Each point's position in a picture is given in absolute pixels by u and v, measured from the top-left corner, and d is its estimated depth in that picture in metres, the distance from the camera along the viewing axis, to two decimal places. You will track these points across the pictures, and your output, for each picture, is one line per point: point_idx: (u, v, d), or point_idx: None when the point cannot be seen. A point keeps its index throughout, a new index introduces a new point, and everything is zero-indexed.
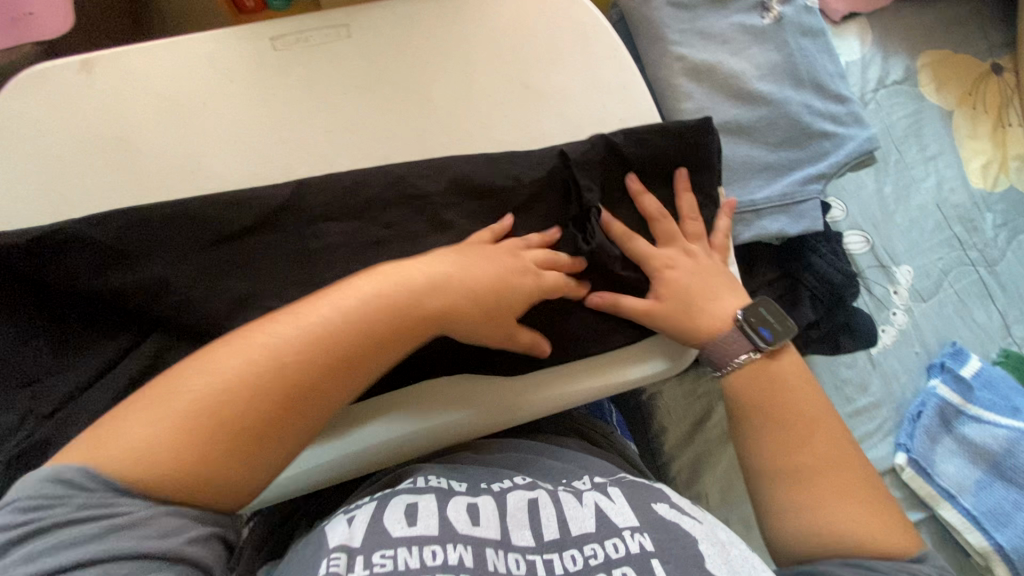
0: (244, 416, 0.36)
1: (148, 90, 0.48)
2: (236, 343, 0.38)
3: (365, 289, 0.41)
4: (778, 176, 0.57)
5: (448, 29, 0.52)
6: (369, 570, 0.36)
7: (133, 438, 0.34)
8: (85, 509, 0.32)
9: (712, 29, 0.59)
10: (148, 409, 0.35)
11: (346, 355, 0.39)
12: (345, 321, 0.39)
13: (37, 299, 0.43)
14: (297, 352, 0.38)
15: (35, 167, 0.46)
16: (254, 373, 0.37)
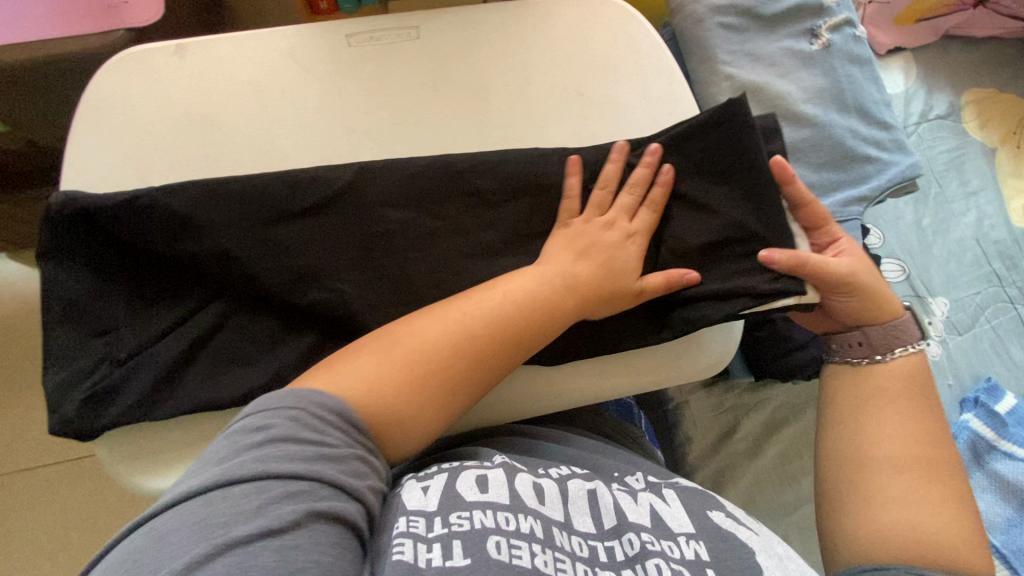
0: (441, 379, 0.43)
1: (231, 75, 0.52)
2: (478, 301, 0.46)
3: (552, 277, 0.47)
4: (820, 197, 0.59)
5: (511, 36, 0.56)
6: (446, 530, 0.39)
7: (356, 368, 0.42)
8: (257, 438, 0.36)
9: (761, 51, 0.62)
10: (408, 348, 0.43)
11: (529, 323, 0.46)
12: (540, 299, 0.46)
13: (117, 259, 0.46)
14: (491, 327, 0.45)
15: (124, 137, 0.50)
16: (500, 330, 0.45)
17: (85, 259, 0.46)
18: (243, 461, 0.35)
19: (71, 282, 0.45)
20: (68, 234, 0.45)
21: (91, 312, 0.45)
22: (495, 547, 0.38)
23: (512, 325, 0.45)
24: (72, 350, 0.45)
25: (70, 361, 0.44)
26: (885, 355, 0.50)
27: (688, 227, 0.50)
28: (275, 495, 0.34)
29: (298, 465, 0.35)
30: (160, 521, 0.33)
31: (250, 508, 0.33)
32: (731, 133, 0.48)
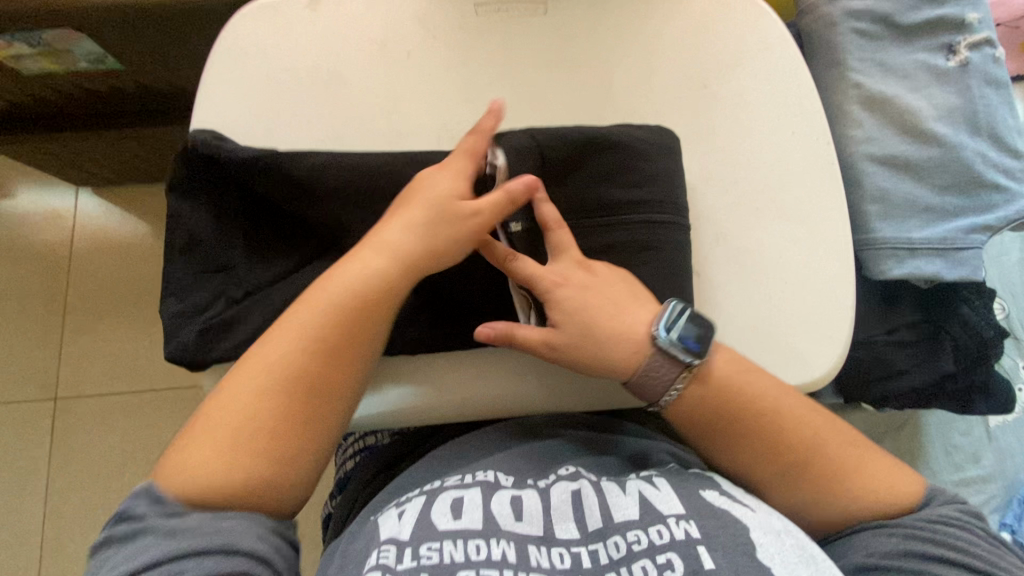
0: (268, 413, 0.42)
1: (360, 33, 0.52)
2: (281, 347, 0.43)
3: (366, 285, 0.44)
4: (940, 221, 0.56)
5: (638, 21, 0.54)
6: (415, 562, 0.39)
7: (207, 446, 0.40)
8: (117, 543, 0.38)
9: (893, 63, 0.59)
10: (251, 412, 0.41)
11: (314, 356, 0.43)
12: (327, 330, 0.44)
13: (239, 204, 0.47)
14: (313, 374, 0.43)
15: (252, 85, 0.51)
16: (303, 373, 0.43)
17: (212, 198, 0.47)
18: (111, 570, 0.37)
19: (195, 217, 0.46)
20: (199, 172, 0.47)
21: (210, 250, 0.46)
22: None
23: (308, 349, 0.43)
24: (188, 283, 0.46)
25: (185, 293, 0.46)
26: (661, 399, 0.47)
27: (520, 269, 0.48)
28: None
29: (158, 552, 0.37)
30: None
31: None
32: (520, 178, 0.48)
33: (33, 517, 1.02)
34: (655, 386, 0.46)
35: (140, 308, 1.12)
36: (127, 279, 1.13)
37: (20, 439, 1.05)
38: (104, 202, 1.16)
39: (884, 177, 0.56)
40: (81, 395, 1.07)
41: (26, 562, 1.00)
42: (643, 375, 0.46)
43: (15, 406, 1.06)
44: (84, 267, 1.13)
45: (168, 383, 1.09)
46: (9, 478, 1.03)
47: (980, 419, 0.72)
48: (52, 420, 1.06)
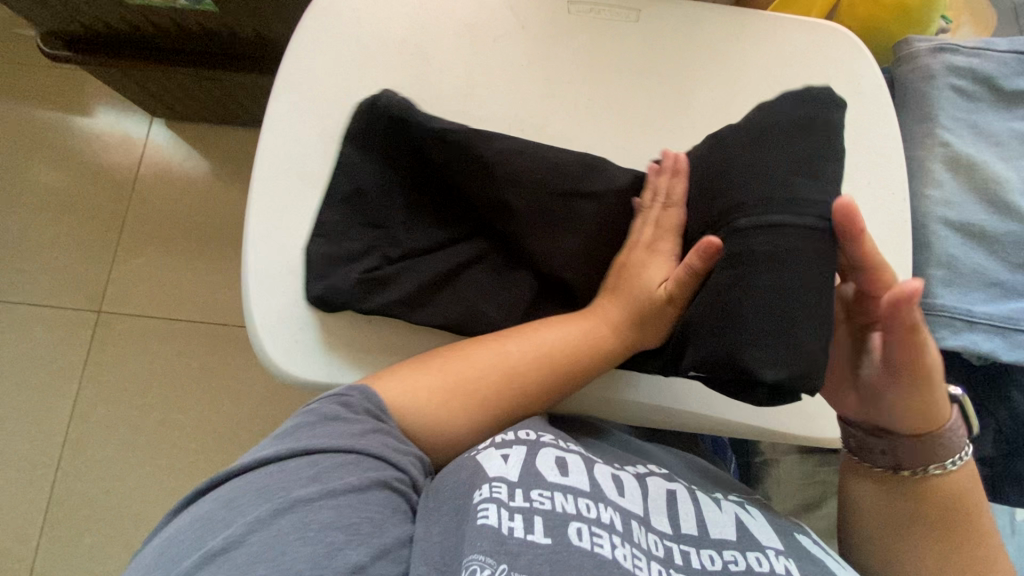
0: (470, 418, 0.46)
1: (452, 13, 0.53)
2: (523, 364, 0.47)
3: (587, 336, 0.48)
4: (1007, 299, 0.53)
5: (731, 44, 0.54)
6: (528, 504, 0.40)
7: (422, 423, 0.45)
8: (317, 420, 0.41)
9: (987, 127, 0.56)
10: (462, 409, 0.46)
11: (540, 380, 0.47)
12: (566, 364, 0.47)
13: (401, 176, 0.50)
14: (528, 395, 0.47)
15: (341, 45, 0.53)
16: (522, 393, 0.47)
17: (381, 157, 0.50)
18: (308, 436, 0.40)
19: (366, 178, 0.49)
20: (377, 132, 0.50)
21: (375, 208, 0.49)
22: (576, 533, 0.39)
23: (525, 375, 0.47)
24: (344, 232, 0.48)
25: (339, 241, 0.48)
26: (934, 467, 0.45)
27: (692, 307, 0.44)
28: (330, 467, 0.39)
29: (348, 443, 0.40)
30: (232, 490, 0.38)
31: (315, 476, 0.38)
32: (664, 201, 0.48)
33: (62, 416, 1.08)
34: (943, 449, 0.45)
35: (190, 241, 1.17)
36: (183, 211, 1.18)
37: (63, 342, 1.11)
38: (173, 135, 1.21)
39: (955, 243, 0.54)
40: (124, 312, 1.13)
41: (48, 458, 1.06)
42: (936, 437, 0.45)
43: (63, 311, 1.13)
44: (145, 193, 1.19)
45: (204, 316, 1.13)
46: (46, 376, 1.10)
47: (1007, 512, 0.69)
48: (93, 330, 1.12)
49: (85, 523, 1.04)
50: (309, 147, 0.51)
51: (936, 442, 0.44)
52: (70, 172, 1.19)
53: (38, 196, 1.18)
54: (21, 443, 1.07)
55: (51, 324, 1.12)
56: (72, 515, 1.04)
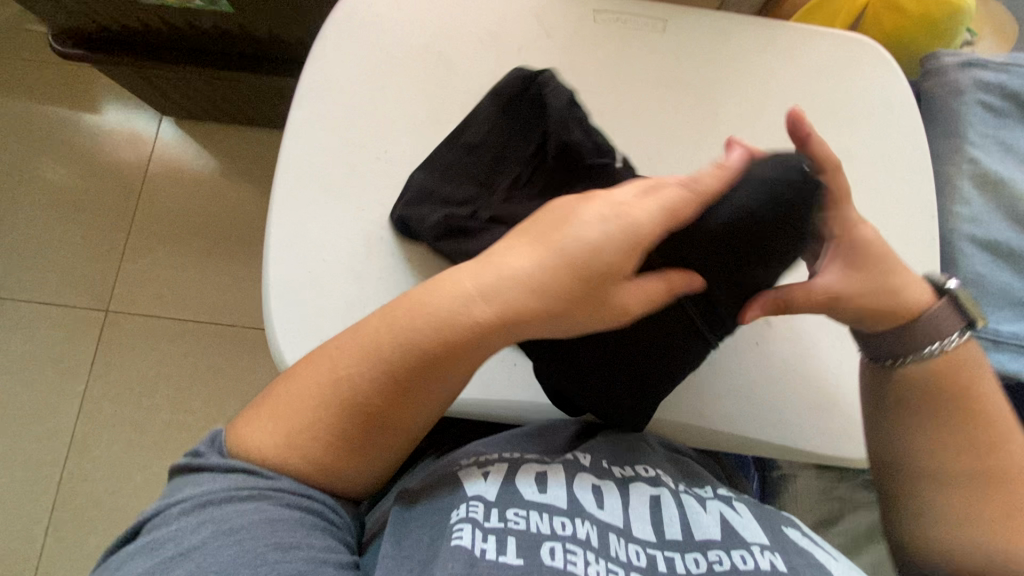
0: (353, 454, 0.41)
1: (477, 21, 0.53)
2: (373, 376, 0.40)
3: (416, 332, 0.39)
4: None
5: (759, 55, 0.53)
6: (502, 524, 0.40)
7: (305, 470, 0.40)
8: (194, 473, 0.39)
9: (1017, 144, 0.56)
10: (349, 446, 0.40)
11: (377, 397, 0.40)
12: (372, 368, 0.40)
13: (525, 145, 0.50)
14: (365, 413, 0.40)
15: (364, 52, 0.52)
16: (363, 415, 0.40)
17: (513, 120, 0.50)
18: (183, 495, 0.37)
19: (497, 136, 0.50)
20: (527, 100, 0.50)
21: (484, 167, 0.50)
22: (549, 552, 0.38)
23: (369, 399, 0.40)
24: (455, 172, 0.49)
25: (445, 180, 0.49)
26: (929, 347, 0.45)
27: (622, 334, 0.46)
28: (209, 510, 0.36)
29: (229, 481, 0.37)
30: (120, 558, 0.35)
31: (195, 525, 0.35)
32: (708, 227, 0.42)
33: (68, 416, 1.07)
34: (930, 334, 0.45)
35: (199, 241, 1.16)
36: (192, 210, 1.18)
37: (69, 341, 1.11)
38: (183, 134, 1.21)
39: (982, 262, 0.54)
40: (132, 311, 1.12)
41: (54, 457, 1.06)
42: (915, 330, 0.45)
43: (70, 309, 1.12)
44: (155, 192, 1.18)
45: (213, 317, 1.13)
46: (53, 375, 1.09)
47: None
48: (101, 329, 1.11)
49: (92, 523, 1.03)
50: (331, 155, 0.50)
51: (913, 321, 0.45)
52: (78, 169, 1.18)
53: (46, 193, 1.17)
54: (27, 442, 1.06)
55: (58, 323, 1.11)
56: (77, 516, 1.03)
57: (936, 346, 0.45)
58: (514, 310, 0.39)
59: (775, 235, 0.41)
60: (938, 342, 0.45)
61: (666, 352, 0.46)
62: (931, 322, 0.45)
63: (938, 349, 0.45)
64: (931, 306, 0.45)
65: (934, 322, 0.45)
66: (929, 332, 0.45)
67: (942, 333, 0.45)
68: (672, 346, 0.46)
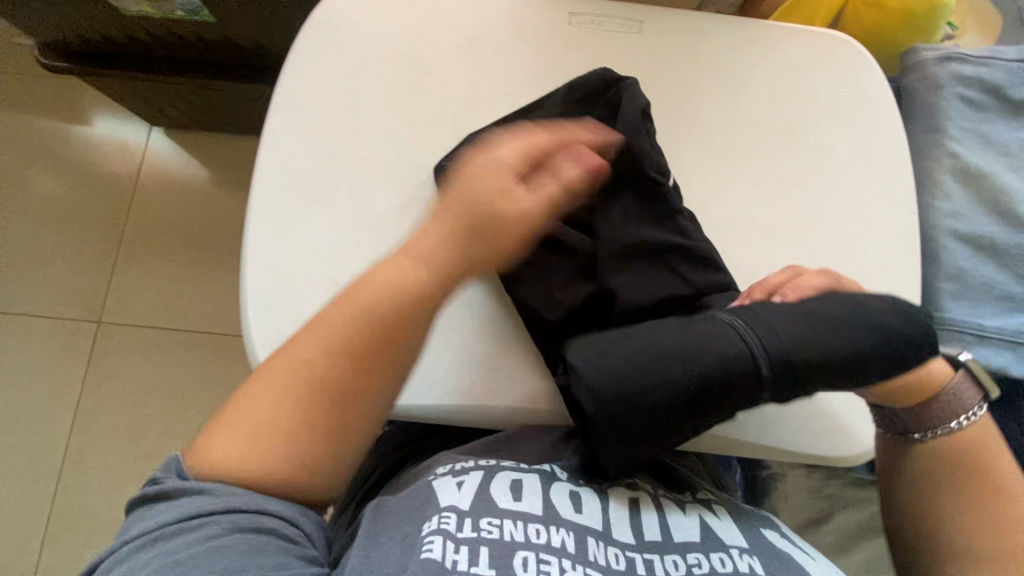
0: (299, 439, 0.37)
1: (453, 26, 0.53)
2: (329, 350, 0.39)
3: (368, 294, 0.40)
4: (1018, 312, 0.53)
5: (736, 54, 0.53)
6: (476, 534, 0.38)
7: (252, 458, 0.37)
8: (156, 497, 0.37)
9: (997, 137, 0.56)
10: (296, 429, 0.37)
11: (332, 370, 0.38)
12: (329, 342, 0.39)
13: None
14: (319, 389, 0.38)
15: (340, 59, 0.52)
16: (315, 393, 0.38)
17: (587, 118, 0.51)
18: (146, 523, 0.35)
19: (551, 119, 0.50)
20: (604, 104, 0.51)
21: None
22: (522, 561, 0.37)
23: (320, 366, 0.38)
24: None
25: None
26: (954, 422, 0.46)
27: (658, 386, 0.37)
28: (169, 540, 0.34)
29: (184, 508, 0.35)
30: None
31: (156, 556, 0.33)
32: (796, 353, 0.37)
33: (61, 428, 1.07)
34: (952, 408, 0.46)
35: (190, 250, 1.16)
36: (183, 220, 1.18)
37: (61, 353, 1.11)
38: (172, 144, 1.21)
39: (965, 256, 0.53)
40: (124, 322, 1.12)
41: (48, 469, 1.06)
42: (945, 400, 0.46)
43: (62, 321, 1.12)
44: (145, 202, 1.18)
45: (205, 327, 1.13)
46: (45, 388, 1.09)
47: None
48: (93, 341, 1.11)
49: (86, 535, 1.03)
50: (307, 162, 0.50)
51: (938, 401, 0.46)
52: (68, 181, 1.19)
53: (36, 205, 1.17)
54: (21, 455, 1.06)
55: (50, 335, 1.11)
56: (71, 527, 1.03)
57: (961, 418, 0.46)
58: (421, 252, 0.41)
59: (842, 372, 0.39)
60: (961, 414, 0.46)
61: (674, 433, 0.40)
62: (953, 401, 0.46)
63: (966, 420, 0.46)
64: (951, 379, 0.47)
65: (956, 399, 0.46)
66: (950, 409, 0.46)
67: (959, 407, 0.46)
68: (689, 422, 0.39)
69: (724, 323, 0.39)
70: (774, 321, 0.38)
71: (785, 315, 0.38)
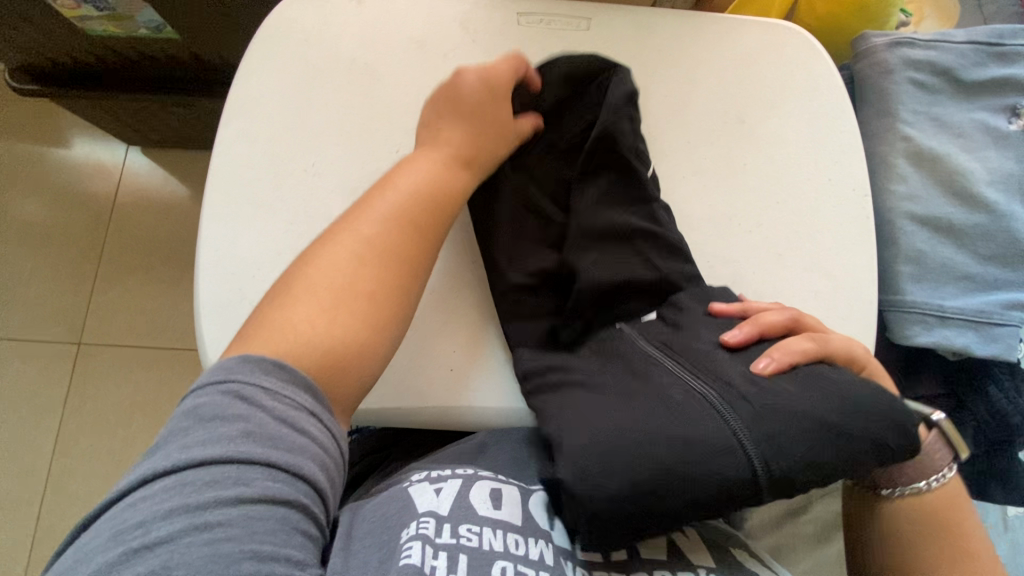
0: (356, 318, 0.37)
1: (401, 30, 0.53)
2: (391, 229, 0.40)
3: (430, 182, 0.43)
4: (978, 292, 0.53)
5: (684, 46, 0.53)
6: (454, 541, 0.37)
7: (306, 338, 0.35)
8: (212, 415, 0.30)
9: (949, 118, 0.56)
10: (351, 302, 0.37)
11: (388, 247, 0.40)
12: (394, 227, 0.40)
13: (578, 114, 0.51)
14: (376, 269, 0.39)
15: (289, 67, 0.52)
16: (374, 269, 0.39)
17: (580, 94, 0.51)
18: (195, 447, 0.29)
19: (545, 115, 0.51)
20: (598, 81, 0.51)
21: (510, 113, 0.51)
22: (499, 571, 0.36)
23: (380, 247, 0.39)
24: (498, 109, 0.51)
25: None
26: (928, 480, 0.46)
27: (636, 475, 0.34)
28: (208, 495, 0.28)
29: (228, 447, 0.29)
30: (96, 525, 0.27)
31: (196, 501, 0.27)
32: (785, 462, 0.35)
33: (42, 451, 1.06)
34: (927, 468, 0.46)
35: (170, 268, 1.16)
36: (162, 238, 1.17)
37: (42, 376, 1.10)
38: (149, 163, 1.21)
39: (923, 238, 0.53)
40: (104, 342, 1.12)
41: (30, 495, 1.04)
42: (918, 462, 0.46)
43: (42, 343, 1.12)
44: (123, 221, 1.18)
45: (187, 344, 1.13)
46: (26, 412, 1.08)
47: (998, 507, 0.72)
48: (73, 362, 1.11)
49: None
50: (261, 172, 0.50)
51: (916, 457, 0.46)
52: (45, 203, 1.18)
53: (14, 230, 1.17)
54: (1, 481, 1.05)
55: (30, 358, 1.11)
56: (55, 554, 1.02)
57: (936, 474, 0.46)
58: (463, 153, 0.45)
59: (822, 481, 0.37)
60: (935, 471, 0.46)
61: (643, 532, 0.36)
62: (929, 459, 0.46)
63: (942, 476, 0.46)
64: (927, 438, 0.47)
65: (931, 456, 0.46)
66: (924, 466, 0.46)
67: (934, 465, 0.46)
68: (660, 522, 0.35)
69: (711, 411, 0.36)
70: (780, 413, 0.35)
71: (790, 432, 0.35)
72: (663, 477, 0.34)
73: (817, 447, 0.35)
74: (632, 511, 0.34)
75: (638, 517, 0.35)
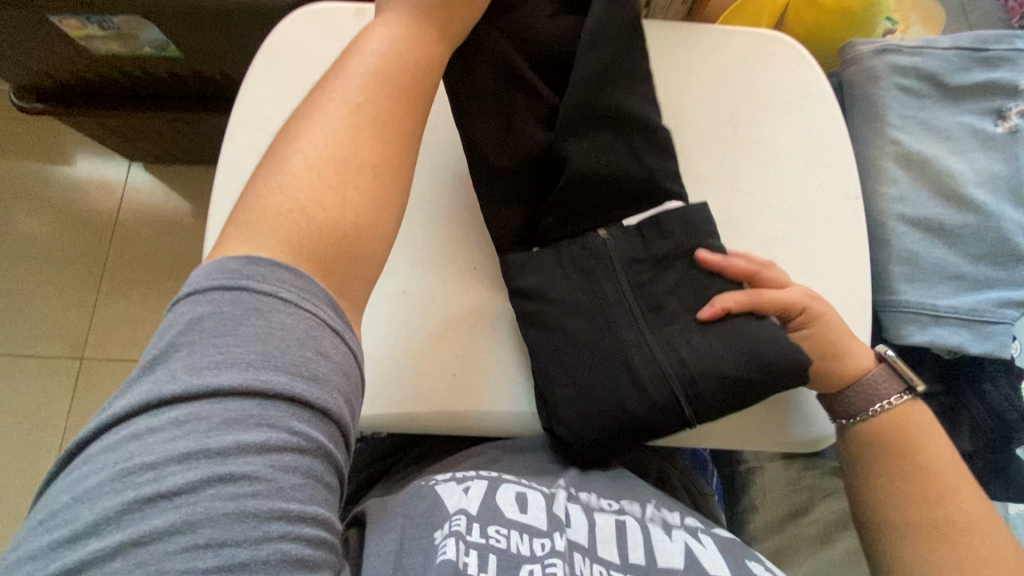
0: (355, 200, 0.35)
1: None
2: (368, 110, 0.37)
3: (402, 71, 0.39)
4: (970, 291, 0.54)
5: (675, 55, 0.55)
6: (483, 541, 0.38)
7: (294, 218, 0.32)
8: (225, 330, 0.29)
9: (937, 122, 0.57)
10: (340, 182, 0.34)
11: (371, 127, 0.36)
12: (377, 115, 0.37)
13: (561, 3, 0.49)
14: (361, 146, 0.36)
15: (291, 83, 0.54)
16: (360, 148, 0.35)
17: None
18: (205, 364, 0.28)
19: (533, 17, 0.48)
20: None
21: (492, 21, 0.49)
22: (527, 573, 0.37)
23: (363, 129, 0.36)
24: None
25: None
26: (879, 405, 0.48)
27: (574, 356, 0.45)
28: (223, 421, 0.27)
29: (246, 372, 0.28)
30: (107, 443, 0.27)
31: (210, 429, 0.27)
32: (699, 354, 0.44)
33: (46, 467, 1.06)
34: (873, 395, 0.48)
35: (173, 282, 1.17)
36: (165, 253, 1.19)
37: (46, 392, 1.10)
38: (151, 179, 1.23)
39: (915, 239, 0.54)
40: (108, 357, 1.12)
41: None
42: (863, 390, 0.47)
43: (46, 359, 1.12)
44: (127, 237, 1.19)
45: None
46: (31, 428, 1.08)
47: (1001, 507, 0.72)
48: (76, 378, 1.11)
49: None
50: None
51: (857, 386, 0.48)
52: (49, 221, 1.20)
53: (18, 247, 1.18)
54: (5, 499, 1.05)
55: (34, 375, 1.11)
56: None
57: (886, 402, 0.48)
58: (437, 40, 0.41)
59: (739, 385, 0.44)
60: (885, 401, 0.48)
61: (586, 415, 0.44)
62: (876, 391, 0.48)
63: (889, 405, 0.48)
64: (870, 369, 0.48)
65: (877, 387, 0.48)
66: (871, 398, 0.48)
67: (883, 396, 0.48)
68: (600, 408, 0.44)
69: (643, 325, 0.46)
70: (698, 353, 0.44)
71: (702, 341, 0.45)
72: (596, 359, 0.45)
73: (727, 352, 0.44)
74: (575, 386, 0.45)
75: (579, 393, 0.44)
